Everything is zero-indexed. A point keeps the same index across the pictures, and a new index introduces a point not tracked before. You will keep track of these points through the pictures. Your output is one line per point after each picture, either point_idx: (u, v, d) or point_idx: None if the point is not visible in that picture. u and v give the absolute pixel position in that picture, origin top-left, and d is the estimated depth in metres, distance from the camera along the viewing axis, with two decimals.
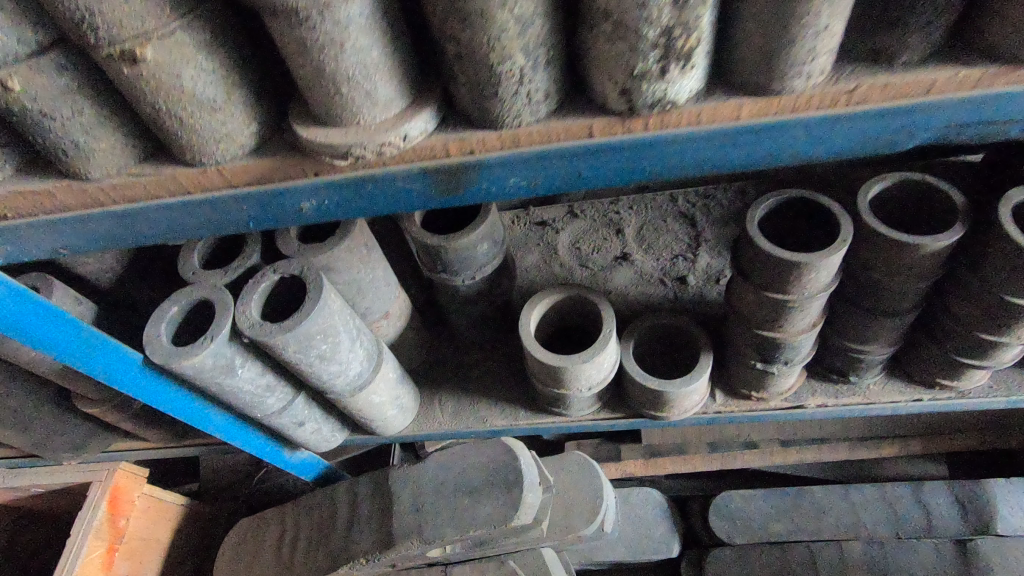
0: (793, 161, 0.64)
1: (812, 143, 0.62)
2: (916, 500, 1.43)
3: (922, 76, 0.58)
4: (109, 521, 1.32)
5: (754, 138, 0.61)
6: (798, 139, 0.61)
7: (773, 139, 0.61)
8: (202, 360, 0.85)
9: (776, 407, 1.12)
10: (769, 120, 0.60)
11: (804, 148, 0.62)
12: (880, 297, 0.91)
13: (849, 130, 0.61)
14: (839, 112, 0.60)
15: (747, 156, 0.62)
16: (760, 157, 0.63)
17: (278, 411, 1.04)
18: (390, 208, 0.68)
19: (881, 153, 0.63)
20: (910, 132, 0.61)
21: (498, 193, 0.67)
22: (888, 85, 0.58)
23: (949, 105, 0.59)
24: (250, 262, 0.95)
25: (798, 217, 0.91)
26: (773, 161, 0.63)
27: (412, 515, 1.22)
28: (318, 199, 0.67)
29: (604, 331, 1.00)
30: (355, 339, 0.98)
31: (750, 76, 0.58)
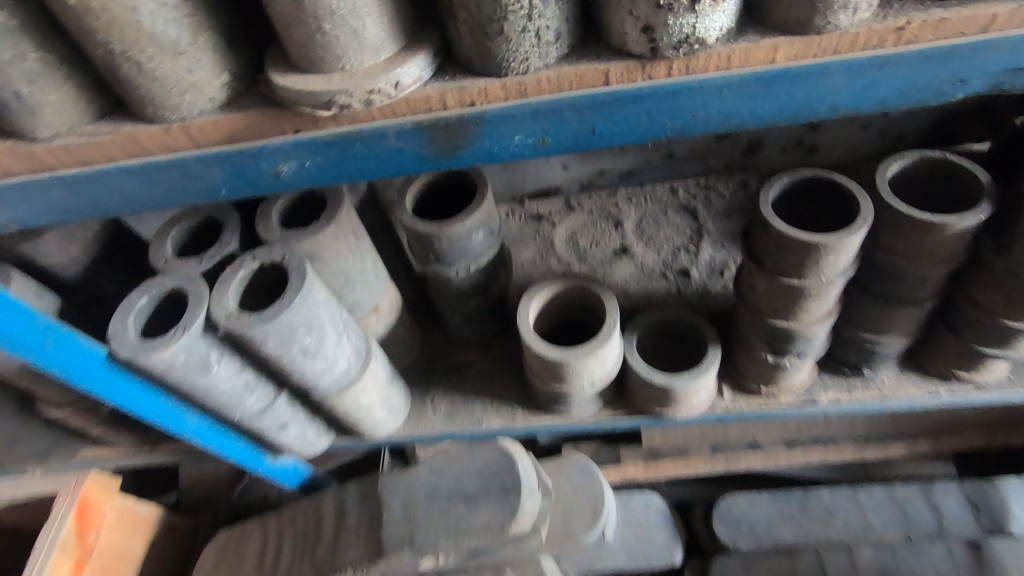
0: (832, 114, 0.59)
1: (854, 92, 0.57)
2: (926, 500, 1.38)
3: (983, 10, 0.52)
4: (76, 536, 1.23)
5: (786, 87, 0.56)
6: (838, 86, 0.56)
7: (809, 87, 0.56)
8: (173, 354, 0.77)
9: (787, 404, 1.07)
10: (807, 64, 0.55)
11: (845, 99, 0.57)
12: (900, 284, 0.86)
13: (896, 75, 0.56)
14: (886, 54, 0.54)
15: (778, 108, 0.58)
16: (792, 108, 0.58)
17: (258, 412, 0.97)
18: (379, 171, 0.62)
19: (932, 104, 0.58)
20: (965, 78, 0.56)
21: (499, 155, 0.61)
22: (943, 21, 0.53)
23: (1010, 45, 0.54)
24: (229, 250, 0.88)
25: (810, 200, 0.87)
26: (806, 112, 0.58)
27: (403, 524, 1.14)
28: (298, 160, 0.60)
29: (608, 322, 0.95)
30: (342, 333, 0.91)
31: (789, 12, 0.54)
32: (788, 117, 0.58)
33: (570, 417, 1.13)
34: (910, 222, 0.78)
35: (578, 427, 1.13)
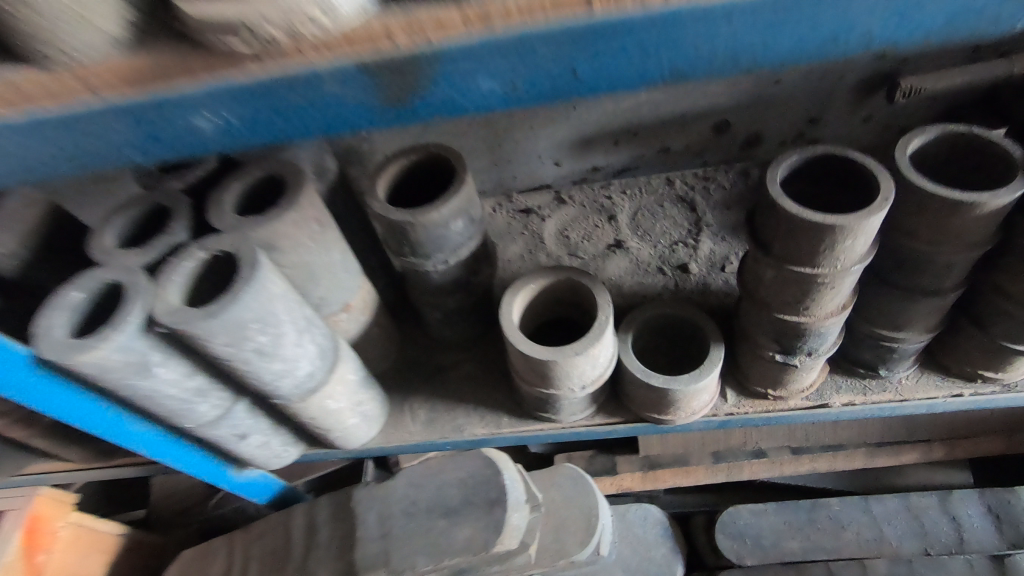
0: (861, 49, 0.48)
1: (890, 21, 0.46)
2: (943, 511, 1.29)
3: None
4: (23, 557, 1.13)
5: (810, 12, 0.45)
6: (872, 13, 0.45)
7: (835, 12, 0.45)
8: (105, 355, 0.68)
9: (796, 407, 0.98)
10: None
11: (878, 30, 0.46)
12: (922, 272, 0.78)
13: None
14: None
15: (795, 39, 0.47)
16: (812, 39, 0.47)
17: (213, 420, 0.87)
18: (319, 126, 0.50)
19: (983, 35, 0.47)
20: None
21: (463, 104, 0.50)
22: None
23: None
24: (176, 239, 0.79)
25: (822, 181, 0.79)
26: (830, 45, 0.47)
27: (380, 543, 1.05)
28: (217, 113, 0.48)
29: (599, 318, 0.85)
30: (304, 332, 0.82)
31: None
32: (816, 51, 0.48)
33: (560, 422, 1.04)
34: (935, 202, 0.69)
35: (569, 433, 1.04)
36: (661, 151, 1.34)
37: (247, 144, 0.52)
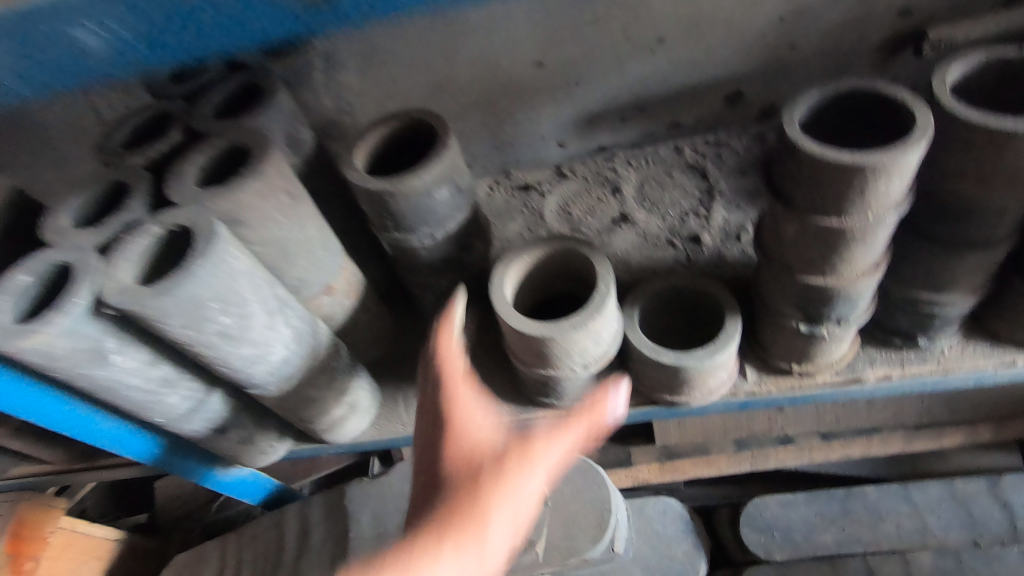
0: None
1: None
2: (993, 498, 1.18)
3: None
4: (10, 563, 1.09)
5: None
6: None
7: None
8: (50, 340, 0.61)
9: (826, 384, 0.88)
10: None
11: None
12: (968, 221, 0.68)
13: None
14: None
15: None
16: None
17: (185, 414, 0.81)
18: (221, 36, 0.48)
19: None
20: None
21: (376, 5, 0.47)
22: None
23: None
24: (133, 217, 0.73)
25: (848, 121, 0.69)
26: None
27: (374, 542, 0.99)
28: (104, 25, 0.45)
29: (599, 289, 0.77)
30: (276, 313, 0.75)
31: None
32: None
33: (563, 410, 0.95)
34: (984, 134, 0.60)
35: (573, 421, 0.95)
36: (670, 125, 1.25)
37: (143, 66, 0.50)
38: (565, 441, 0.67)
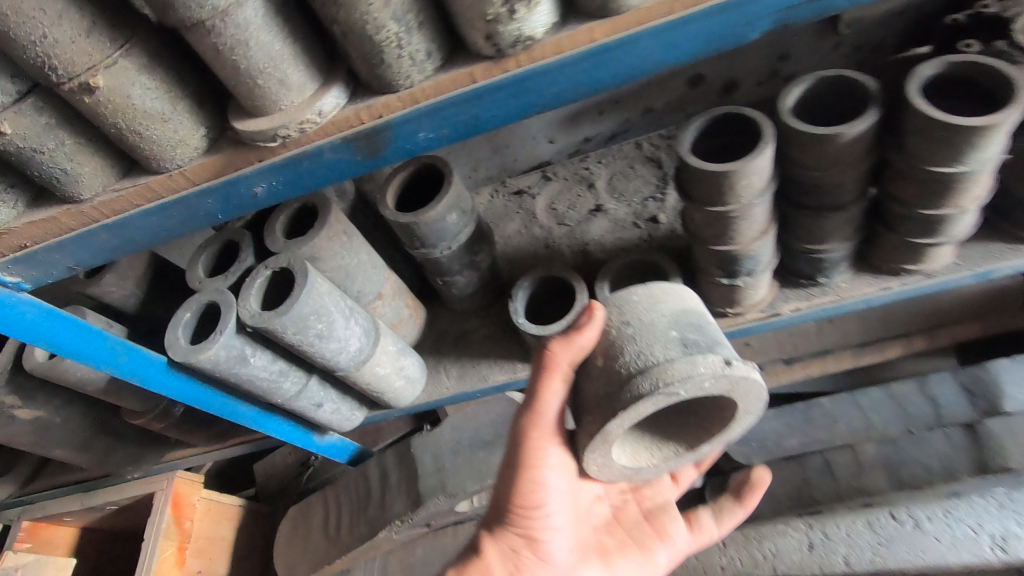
0: (735, 44, 0.62)
1: (752, 31, 0.61)
2: (924, 394, 1.45)
3: None
4: (175, 524, 1.43)
5: (692, 27, 0.59)
6: (742, 18, 0.59)
7: (714, 24, 0.59)
8: (216, 352, 0.95)
9: (754, 319, 1.17)
10: (687, 13, 0.57)
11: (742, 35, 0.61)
12: (823, 192, 0.96)
13: (800, 12, 0.60)
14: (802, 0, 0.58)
15: (684, 52, 0.61)
16: (705, 46, 0.61)
17: (296, 394, 1.15)
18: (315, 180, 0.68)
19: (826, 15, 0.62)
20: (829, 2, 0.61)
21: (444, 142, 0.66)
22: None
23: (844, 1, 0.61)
24: (246, 264, 1.06)
25: (729, 134, 0.97)
26: (716, 44, 0.61)
27: (435, 475, 1.35)
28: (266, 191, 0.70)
29: (608, 302, 0.84)
30: (349, 317, 1.08)
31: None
32: (698, 50, 0.61)
33: (660, 455, 0.90)
34: (811, 139, 0.87)
35: (629, 467, 0.88)
36: (645, 112, 1.52)
37: (291, 198, 0.72)
38: (532, 393, 0.83)
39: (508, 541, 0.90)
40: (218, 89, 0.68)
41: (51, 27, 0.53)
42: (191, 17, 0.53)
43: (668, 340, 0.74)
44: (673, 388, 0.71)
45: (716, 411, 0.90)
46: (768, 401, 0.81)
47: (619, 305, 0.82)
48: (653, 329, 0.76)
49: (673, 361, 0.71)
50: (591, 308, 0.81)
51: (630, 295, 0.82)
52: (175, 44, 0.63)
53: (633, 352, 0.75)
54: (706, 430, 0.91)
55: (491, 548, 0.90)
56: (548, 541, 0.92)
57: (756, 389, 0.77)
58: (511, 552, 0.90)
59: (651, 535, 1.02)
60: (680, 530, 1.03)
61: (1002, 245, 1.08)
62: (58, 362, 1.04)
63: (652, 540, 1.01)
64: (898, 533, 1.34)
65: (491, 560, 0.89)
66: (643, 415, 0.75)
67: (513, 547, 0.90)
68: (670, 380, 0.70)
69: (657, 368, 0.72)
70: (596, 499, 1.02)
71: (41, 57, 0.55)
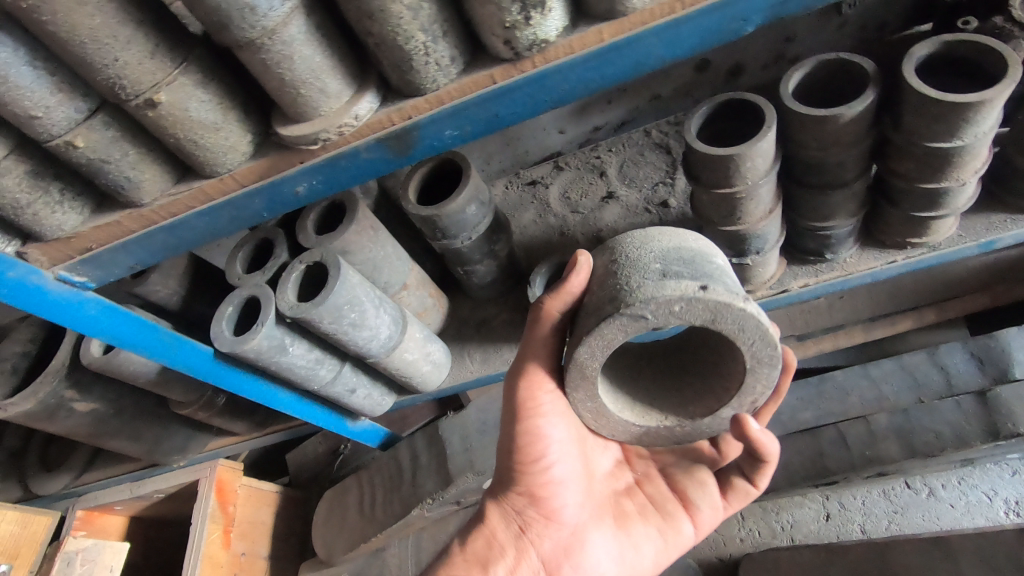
0: (733, 36, 0.66)
1: (746, 24, 0.65)
2: (935, 364, 1.46)
3: None
4: (219, 509, 1.49)
5: (694, 23, 0.64)
6: (738, 11, 0.64)
7: (714, 18, 0.64)
8: (259, 341, 1.02)
9: (764, 296, 1.21)
10: (688, 10, 0.62)
11: (739, 29, 0.66)
12: (824, 171, 1.01)
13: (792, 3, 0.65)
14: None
15: (686, 46, 0.66)
16: (706, 40, 0.66)
17: (331, 381, 1.22)
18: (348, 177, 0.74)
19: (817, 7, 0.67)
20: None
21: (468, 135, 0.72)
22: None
23: None
24: (281, 259, 1.13)
25: (734, 118, 1.02)
26: (716, 38, 0.66)
27: (463, 454, 1.42)
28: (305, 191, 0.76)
29: (605, 245, 0.92)
30: (378, 306, 1.14)
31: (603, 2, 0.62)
32: (699, 44, 0.66)
33: (673, 419, 0.95)
34: (812, 120, 0.92)
35: (633, 423, 0.94)
36: (653, 100, 1.55)
37: (329, 195, 0.79)
38: (525, 346, 0.94)
39: (511, 502, 1.00)
40: (262, 99, 0.74)
41: (121, 50, 0.60)
42: (244, 37, 0.60)
43: (649, 271, 0.80)
44: (638, 308, 0.77)
45: (734, 370, 0.92)
46: (780, 348, 0.82)
47: (612, 247, 0.89)
48: (638, 262, 0.83)
49: (644, 286, 0.78)
50: (577, 254, 0.89)
51: (625, 236, 0.90)
52: (225, 61, 0.70)
53: (616, 280, 0.82)
54: (725, 391, 0.92)
55: (495, 512, 1.01)
56: (551, 496, 0.99)
57: (753, 326, 0.80)
58: (514, 512, 1.00)
59: (675, 502, 1.05)
60: (710, 497, 1.03)
61: (1003, 215, 1.12)
62: (113, 356, 1.13)
63: (676, 509, 1.04)
64: (912, 500, 1.45)
65: (495, 523, 1.00)
66: (613, 341, 0.82)
67: (516, 509, 1.00)
68: (634, 302, 0.77)
69: (625, 294, 0.79)
70: (613, 462, 1.09)
71: (112, 77, 0.62)
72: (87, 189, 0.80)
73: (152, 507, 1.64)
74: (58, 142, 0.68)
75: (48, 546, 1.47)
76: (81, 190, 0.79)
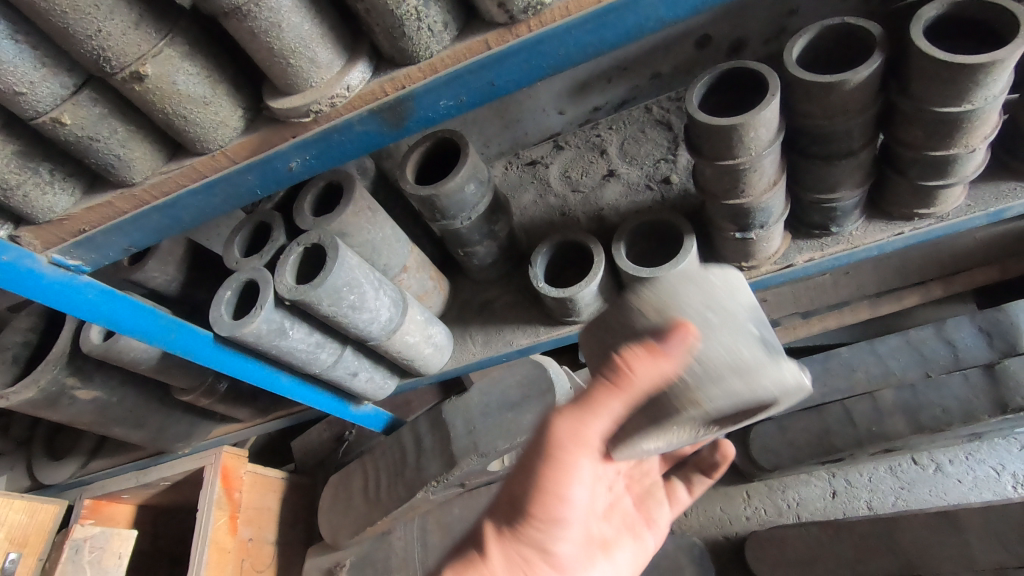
0: None
1: None
2: (941, 339, 1.42)
3: None
4: (225, 495, 1.49)
5: None
6: None
7: None
8: (258, 324, 1.01)
9: (769, 271, 1.20)
10: None
11: None
12: (829, 140, 0.99)
13: None
14: None
15: (686, 7, 0.64)
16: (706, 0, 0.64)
17: (333, 364, 1.22)
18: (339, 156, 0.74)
19: None
20: None
21: (465, 105, 0.70)
22: None
23: None
24: (279, 242, 1.12)
25: (736, 88, 1.00)
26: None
27: (466, 437, 1.41)
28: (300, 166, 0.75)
29: (677, 281, 0.75)
30: (378, 288, 1.13)
31: None
32: (700, 5, 0.64)
33: None
34: (817, 87, 0.89)
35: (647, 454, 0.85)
36: (653, 77, 1.53)
37: (322, 171, 0.77)
38: (582, 403, 0.66)
39: (520, 548, 0.71)
40: (252, 73, 0.73)
41: (103, 21, 0.59)
42: (229, 3, 0.58)
43: (751, 337, 0.72)
44: (760, 390, 0.69)
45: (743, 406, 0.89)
46: None
47: (698, 287, 0.73)
48: (732, 316, 0.72)
49: (763, 363, 0.70)
50: (688, 327, 0.65)
51: (707, 277, 0.75)
52: (212, 33, 0.68)
53: (718, 344, 0.70)
54: None
55: (496, 550, 0.71)
56: (563, 552, 0.74)
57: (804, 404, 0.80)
58: (522, 562, 0.71)
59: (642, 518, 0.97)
60: (667, 513, 1.00)
61: (1013, 183, 1.09)
62: (113, 343, 1.12)
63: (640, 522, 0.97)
64: (920, 476, 1.45)
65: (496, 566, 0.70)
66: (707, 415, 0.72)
67: (523, 553, 0.71)
68: (760, 383, 0.69)
69: (749, 368, 0.69)
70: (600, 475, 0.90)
71: (96, 50, 0.60)
72: (78, 170, 0.79)
73: (158, 495, 1.65)
74: (45, 120, 0.66)
75: (56, 533, 1.48)
76: (72, 170, 0.78)
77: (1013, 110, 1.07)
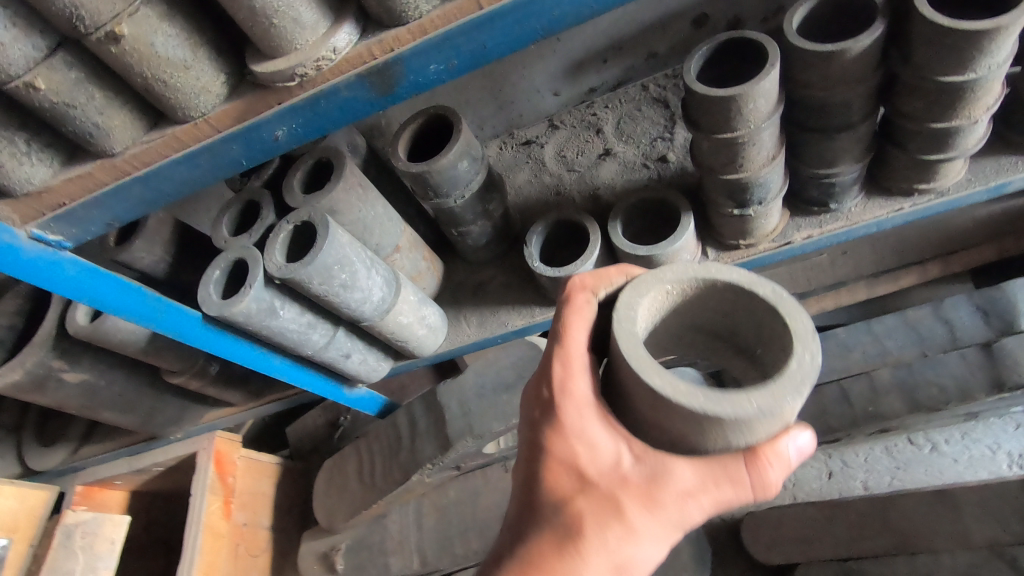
0: None
1: None
2: (939, 318, 1.41)
3: None
4: (218, 480, 1.48)
5: None
6: None
7: None
8: (247, 304, 0.99)
9: (767, 248, 1.18)
10: None
11: None
12: (828, 113, 0.97)
13: None
14: None
15: None
16: None
17: (325, 346, 1.20)
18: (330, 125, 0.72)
19: None
20: None
21: (457, 69, 0.68)
22: None
23: None
24: (267, 221, 1.09)
25: (733, 59, 0.98)
26: None
27: (462, 419, 1.40)
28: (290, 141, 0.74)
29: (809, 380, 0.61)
30: (370, 267, 1.11)
31: None
32: None
33: None
34: (817, 57, 0.88)
35: None
36: (649, 57, 1.50)
37: (311, 141, 0.75)
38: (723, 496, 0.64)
39: None
40: (235, 39, 0.71)
41: None
42: None
43: None
44: None
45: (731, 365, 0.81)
46: None
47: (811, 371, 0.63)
48: None
49: None
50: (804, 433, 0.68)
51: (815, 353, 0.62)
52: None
53: None
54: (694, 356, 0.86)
55: None
56: None
57: None
58: None
59: None
60: None
61: (1013, 158, 1.08)
62: (100, 324, 1.10)
63: None
64: (915, 456, 1.44)
65: None
66: None
67: None
68: None
69: None
70: None
71: (69, 8, 0.58)
72: (58, 140, 0.77)
73: (151, 481, 1.63)
74: (18, 84, 0.64)
75: (47, 519, 1.46)
76: (51, 141, 0.76)
77: (1014, 84, 1.06)
